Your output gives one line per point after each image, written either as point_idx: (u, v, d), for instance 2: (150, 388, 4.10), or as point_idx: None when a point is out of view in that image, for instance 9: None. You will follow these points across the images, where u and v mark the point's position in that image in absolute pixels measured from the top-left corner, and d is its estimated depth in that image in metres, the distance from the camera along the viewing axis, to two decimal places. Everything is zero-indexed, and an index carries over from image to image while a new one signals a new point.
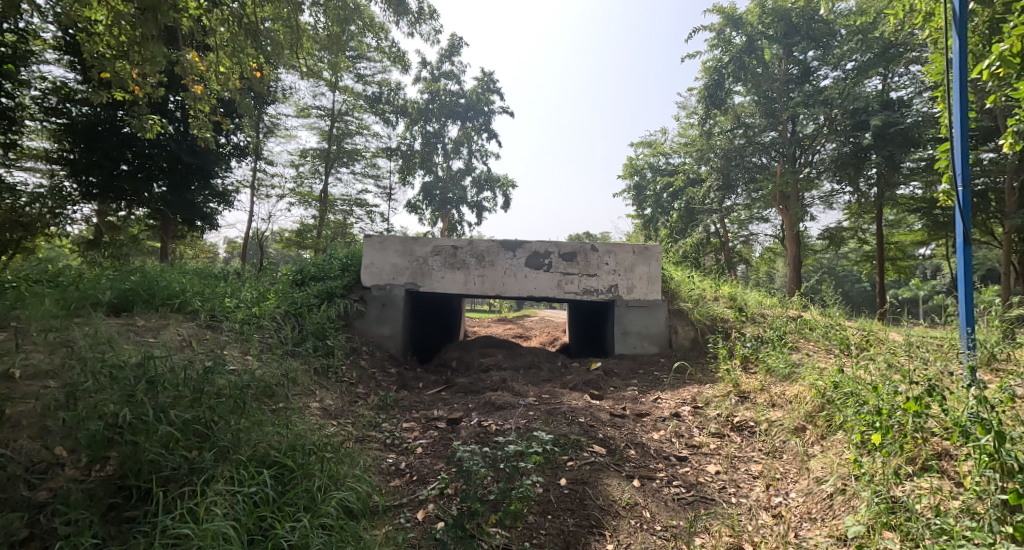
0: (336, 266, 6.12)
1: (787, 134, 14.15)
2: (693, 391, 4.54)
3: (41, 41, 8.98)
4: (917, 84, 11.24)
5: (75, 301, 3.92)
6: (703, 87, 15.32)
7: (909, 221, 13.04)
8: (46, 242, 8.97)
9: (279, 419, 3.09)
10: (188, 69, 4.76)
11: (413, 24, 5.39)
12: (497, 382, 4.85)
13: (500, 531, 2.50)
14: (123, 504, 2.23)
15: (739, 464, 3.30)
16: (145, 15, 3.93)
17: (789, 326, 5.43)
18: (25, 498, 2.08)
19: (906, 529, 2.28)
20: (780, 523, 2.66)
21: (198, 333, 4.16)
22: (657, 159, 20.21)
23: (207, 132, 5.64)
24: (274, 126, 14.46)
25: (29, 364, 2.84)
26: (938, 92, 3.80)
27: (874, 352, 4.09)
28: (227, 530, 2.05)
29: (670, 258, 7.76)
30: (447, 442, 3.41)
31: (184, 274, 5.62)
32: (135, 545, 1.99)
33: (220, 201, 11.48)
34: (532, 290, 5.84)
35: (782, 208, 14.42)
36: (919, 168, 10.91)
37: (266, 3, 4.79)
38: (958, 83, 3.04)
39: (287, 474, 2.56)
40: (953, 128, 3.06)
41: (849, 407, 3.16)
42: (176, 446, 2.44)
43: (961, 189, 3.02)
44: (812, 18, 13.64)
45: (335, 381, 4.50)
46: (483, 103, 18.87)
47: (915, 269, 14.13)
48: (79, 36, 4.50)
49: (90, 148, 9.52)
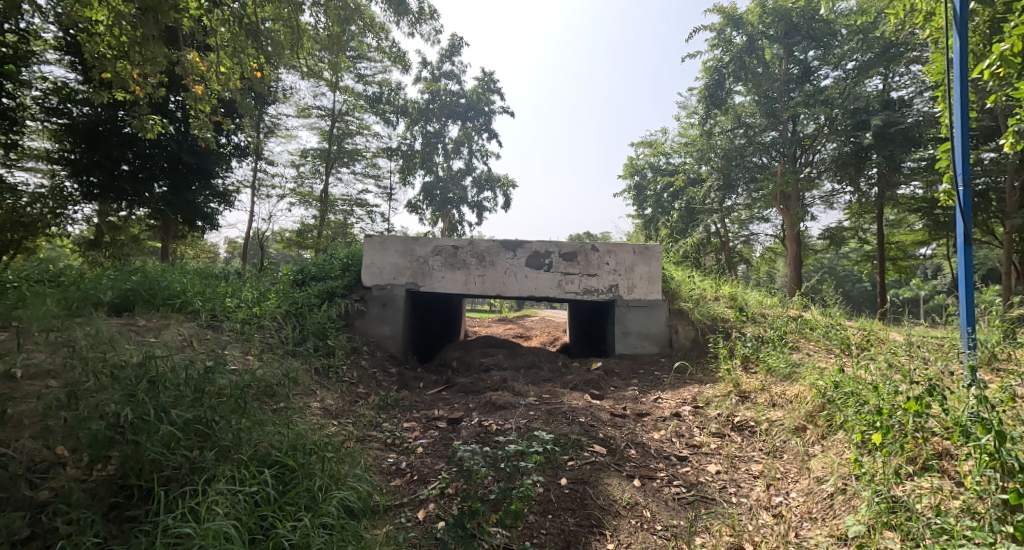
0: (337, 266, 6.12)
1: (788, 134, 14.15)
2: (694, 391, 4.54)
3: (42, 41, 8.99)
4: (918, 84, 11.24)
5: (76, 301, 3.93)
6: (703, 87, 15.32)
7: (910, 221, 13.03)
8: (46, 242, 9.00)
9: (279, 418, 3.09)
10: (189, 69, 4.76)
11: (413, 24, 5.40)
12: (497, 382, 4.85)
13: (500, 531, 2.50)
14: (125, 503, 2.24)
15: (740, 463, 3.30)
16: (145, 16, 3.93)
17: (790, 326, 5.43)
18: (26, 498, 2.09)
19: (906, 529, 2.28)
20: (780, 522, 2.66)
21: (198, 332, 4.16)
22: (657, 159, 20.20)
23: (207, 133, 5.64)
24: (274, 127, 14.47)
25: (30, 364, 2.84)
26: (939, 92, 3.80)
27: (875, 352, 4.08)
28: (228, 529, 2.05)
29: (670, 258, 7.76)
30: (447, 442, 3.41)
31: (184, 274, 5.62)
32: (136, 544, 2.00)
33: (221, 201, 11.48)
34: (533, 289, 5.84)
35: (782, 207, 14.41)
36: (920, 168, 10.91)
37: (267, 3, 4.79)
38: (959, 83, 3.04)
39: (287, 474, 2.56)
40: (954, 128, 3.07)
41: (850, 406, 3.16)
42: (177, 445, 2.44)
43: (962, 189, 3.02)
44: (812, 18, 13.63)
45: (336, 381, 4.50)
46: (483, 103, 18.87)
47: (916, 269, 14.13)
48: (80, 36, 4.51)
49: (90, 149, 9.53)
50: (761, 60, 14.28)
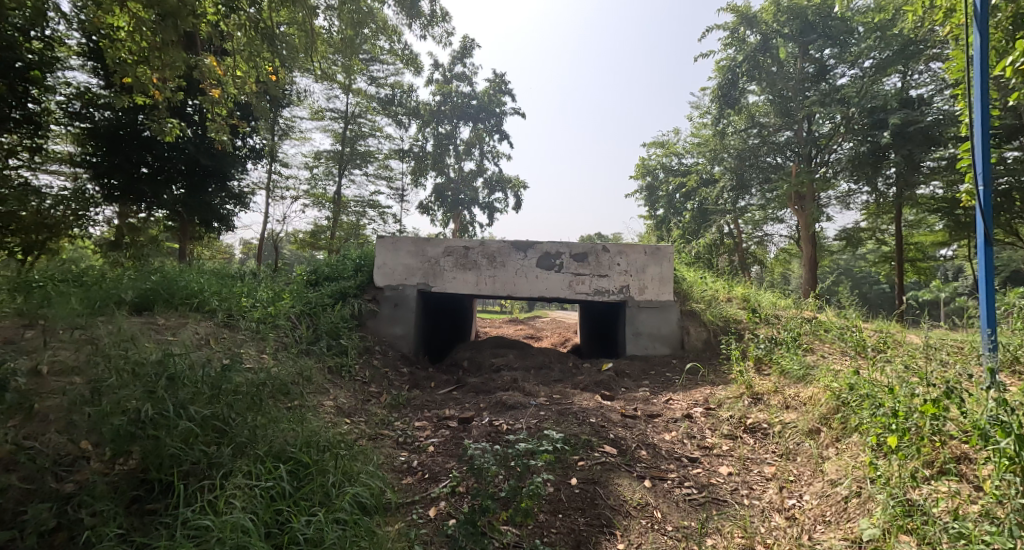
0: (350, 267, 6.22)
1: (803, 134, 14.02)
2: (706, 392, 4.53)
3: (67, 48, 9.26)
4: (938, 82, 11.03)
5: (99, 300, 4.02)
6: (716, 87, 15.41)
7: (930, 221, 12.77)
8: (69, 243, 9.24)
9: (293, 416, 3.15)
10: (206, 73, 4.82)
11: (426, 27, 5.42)
12: (508, 382, 4.87)
13: (510, 530, 2.52)
14: (145, 496, 2.32)
15: (752, 465, 3.28)
16: (164, 22, 4.00)
17: (804, 327, 5.41)
18: (53, 491, 2.15)
19: (923, 533, 2.24)
20: (794, 525, 2.64)
21: (216, 332, 4.23)
22: (669, 159, 20.07)
23: (223, 136, 5.69)
24: (289, 128, 14.62)
25: (56, 361, 2.90)
26: (959, 91, 3.69)
27: (891, 355, 4.06)
28: (245, 522, 2.10)
29: (682, 258, 7.72)
30: (458, 441, 3.43)
31: (200, 274, 5.75)
32: (157, 537, 2.06)
33: (236, 202, 11.66)
34: (544, 290, 5.84)
35: (797, 208, 14.19)
36: (940, 167, 10.63)
37: (281, 7, 4.81)
38: (980, 81, 2.99)
39: (302, 470, 2.62)
40: (974, 129, 3.03)
41: (865, 408, 3.14)
42: (195, 441, 2.52)
43: (982, 189, 2.96)
44: (828, 17, 13.39)
45: (348, 380, 4.55)
46: (495, 104, 18.93)
47: (936, 271, 13.86)
48: (103, 43, 4.62)
49: (111, 152, 9.80)
50: (774, 60, 14.13)
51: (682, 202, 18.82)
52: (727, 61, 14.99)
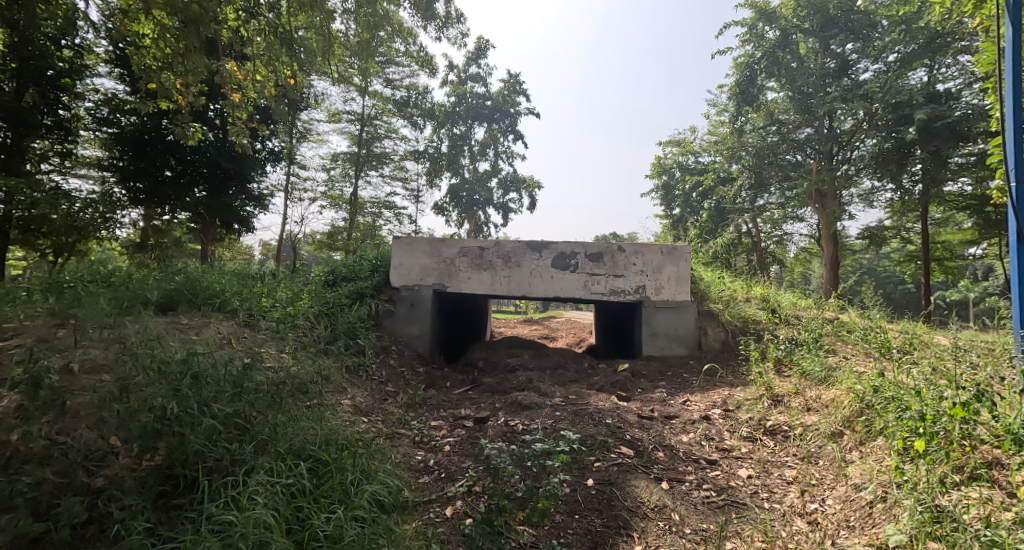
0: (366, 267, 6.29)
1: (824, 131, 13.74)
2: (724, 393, 4.47)
3: (95, 56, 9.56)
4: (966, 75, 10.72)
5: (126, 300, 4.13)
6: (734, 84, 14.89)
7: (957, 219, 12.40)
8: (97, 245, 9.51)
9: (312, 414, 3.20)
10: (227, 78, 4.92)
11: (440, 29, 5.46)
12: (524, 382, 4.88)
13: (527, 530, 2.52)
14: (172, 492, 2.38)
15: (773, 468, 3.23)
16: (187, 28, 4.10)
17: (826, 328, 5.30)
18: (85, 484, 2.21)
19: (953, 540, 2.18)
20: (817, 529, 2.59)
21: (237, 331, 4.32)
22: (685, 158, 19.85)
23: (243, 139, 5.80)
24: (307, 131, 14.83)
25: (86, 359, 2.99)
26: (989, 85, 3.57)
27: (918, 357, 3.95)
28: (268, 518, 2.14)
29: (700, 258, 7.63)
30: (474, 441, 3.45)
31: (221, 274, 5.87)
32: (183, 532, 2.12)
33: (255, 204, 11.87)
34: (559, 290, 5.82)
35: (818, 206, 13.91)
36: (969, 164, 10.31)
37: (299, 11, 4.87)
38: (1011, 74, 2.90)
39: (321, 467, 2.66)
40: (1005, 123, 2.93)
41: (891, 412, 3.07)
42: (218, 438, 2.58)
43: (1013, 185, 2.87)
44: (850, 10, 13.09)
45: (365, 379, 4.60)
46: (509, 104, 18.94)
47: (964, 270, 13.45)
48: (128, 50, 4.74)
49: (136, 156, 10.07)
50: (795, 55, 13.83)
51: (699, 201, 18.60)
52: (745, 58, 14.66)
